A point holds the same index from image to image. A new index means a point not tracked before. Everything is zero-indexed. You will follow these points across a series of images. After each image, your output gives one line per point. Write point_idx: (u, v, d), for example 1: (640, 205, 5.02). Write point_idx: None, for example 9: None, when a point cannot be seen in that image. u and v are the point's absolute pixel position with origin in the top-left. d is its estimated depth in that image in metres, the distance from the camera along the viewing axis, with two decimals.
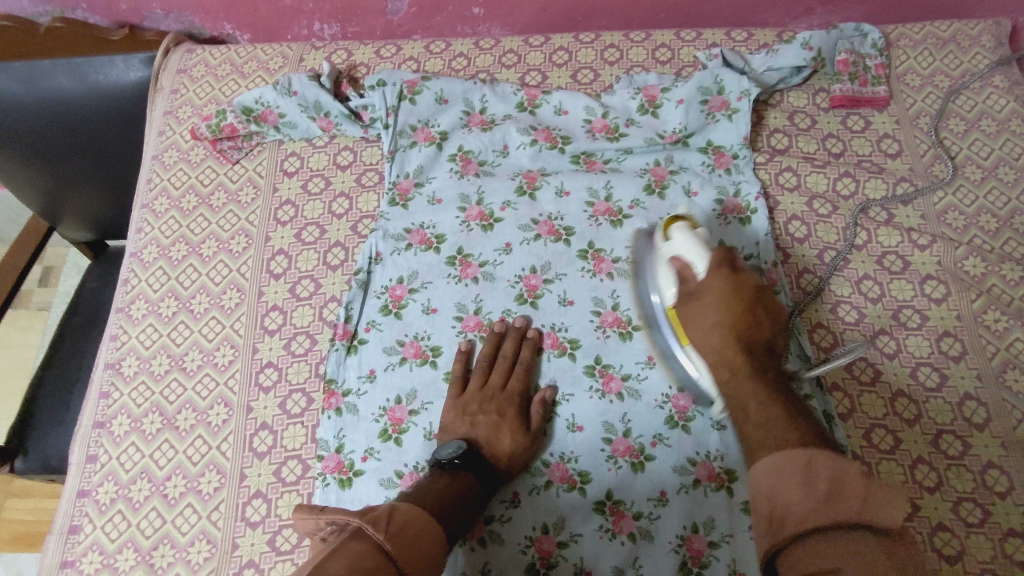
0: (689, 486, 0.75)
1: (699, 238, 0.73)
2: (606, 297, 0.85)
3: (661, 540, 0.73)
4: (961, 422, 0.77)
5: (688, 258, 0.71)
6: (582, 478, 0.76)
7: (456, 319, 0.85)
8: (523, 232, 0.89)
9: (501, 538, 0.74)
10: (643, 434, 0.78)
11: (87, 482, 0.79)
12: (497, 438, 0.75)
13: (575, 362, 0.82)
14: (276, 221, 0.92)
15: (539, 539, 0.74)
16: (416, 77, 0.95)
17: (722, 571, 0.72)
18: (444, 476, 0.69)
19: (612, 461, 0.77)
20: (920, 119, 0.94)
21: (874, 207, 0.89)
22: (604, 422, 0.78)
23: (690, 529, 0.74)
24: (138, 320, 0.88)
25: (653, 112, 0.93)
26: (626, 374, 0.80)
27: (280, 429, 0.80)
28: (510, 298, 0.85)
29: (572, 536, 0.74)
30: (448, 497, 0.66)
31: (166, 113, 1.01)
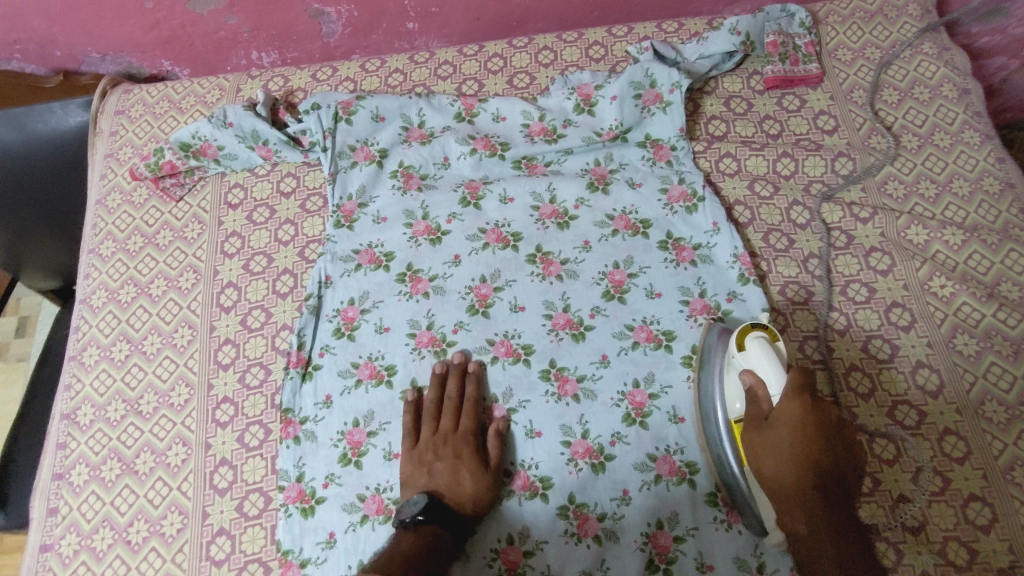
0: (650, 481, 0.75)
1: (777, 353, 0.69)
2: (556, 299, 0.85)
3: (626, 540, 0.73)
4: (915, 390, 0.77)
5: (762, 378, 0.69)
6: (543, 484, 0.76)
7: (409, 335, 0.84)
8: (471, 241, 0.89)
9: (466, 554, 0.74)
10: (602, 434, 0.78)
11: (50, 536, 0.78)
12: (457, 482, 0.75)
13: (529, 368, 0.81)
14: (224, 254, 0.92)
15: (505, 551, 0.74)
16: (350, 97, 0.95)
17: (689, 565, 0.72)
18: (407, 536, 0.69)
19: (572, 464, 0.77)
20: (854, 93, 0.95)
21: (815, 184, 0.90)
22: (562, 426, 0.78)
23: (655, 525, 0.74)
24: (90, 367, 0.87)
25: (589, 111, 0.94)
26: (581, 375, 0.80)
27: (239, 463, 0.80)
28: (462, 310, 0.85)
29: (538, 544, 0.74)
30: (416, 561, 0.66)
31: (106, 156, 1.01)
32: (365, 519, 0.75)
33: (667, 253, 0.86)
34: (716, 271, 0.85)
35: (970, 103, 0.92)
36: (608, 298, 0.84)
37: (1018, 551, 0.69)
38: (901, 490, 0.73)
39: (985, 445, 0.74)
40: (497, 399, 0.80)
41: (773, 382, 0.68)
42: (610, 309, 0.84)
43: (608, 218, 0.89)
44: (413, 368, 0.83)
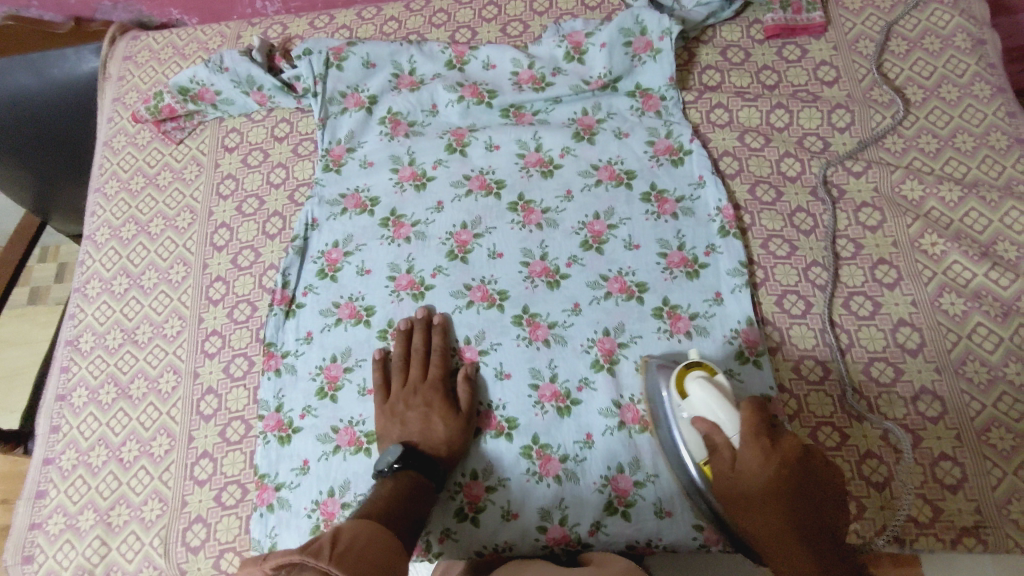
0: (614, 427, 0.76)
1: (722, 389, 0.67)
2: (534, 247, 0.85)
3: (586, 481, 0.74)
4: (894, 348, 0.75)
5: (715, 421, 0.66)
6: (509, 424, 0.78)
7: (389, 278, 0.86)
8: (454, 188, 0.89)
9: None
10: (569, 379, 0.78)
11: (52, 450, 0.84)
12: (430, 429, 0.76)
13: (503, 313, 0.82)
14: (219, 195, 0.95)
15: (468, 485, 0.76)
16: (341, 43, 0.96)
17: (647, 509, 0.73)
18: (387, 482, 0.71)
19: (539, 406, 0.78)
20: (859, 43, 0.90)
21: (809, 137, 0.87)
22: (531, 369, 0.79)
23: (615, 469, 0.74)
24: (93, 298, 0.92)
25: (580, 59, 0.92)
26: (553, 322, 0.81)
27: (224, 392, 0.84)
28: (441, 255, 0.86)
29: (500, 481, 0.76)
30: (399, 502, 0.69)
31: (113, 100, 1.05)
32: (337, 449, 0.78)
33: (649, 205, 0.85)
34: (697, 224, 0.84)
35: (983, 54, 0.87)
36: (586, 248, 0.84)
37: (984, 511, 0.68)
38: (868, 445, 0.72)
39: (961, 406, 0.72)
40: (469, 342, 0.82)
41: (727, 423, 0.65)
42: (586, 259, 0.84)
43: (592, 168, 0.88)
44: (391, 309, 0.85)
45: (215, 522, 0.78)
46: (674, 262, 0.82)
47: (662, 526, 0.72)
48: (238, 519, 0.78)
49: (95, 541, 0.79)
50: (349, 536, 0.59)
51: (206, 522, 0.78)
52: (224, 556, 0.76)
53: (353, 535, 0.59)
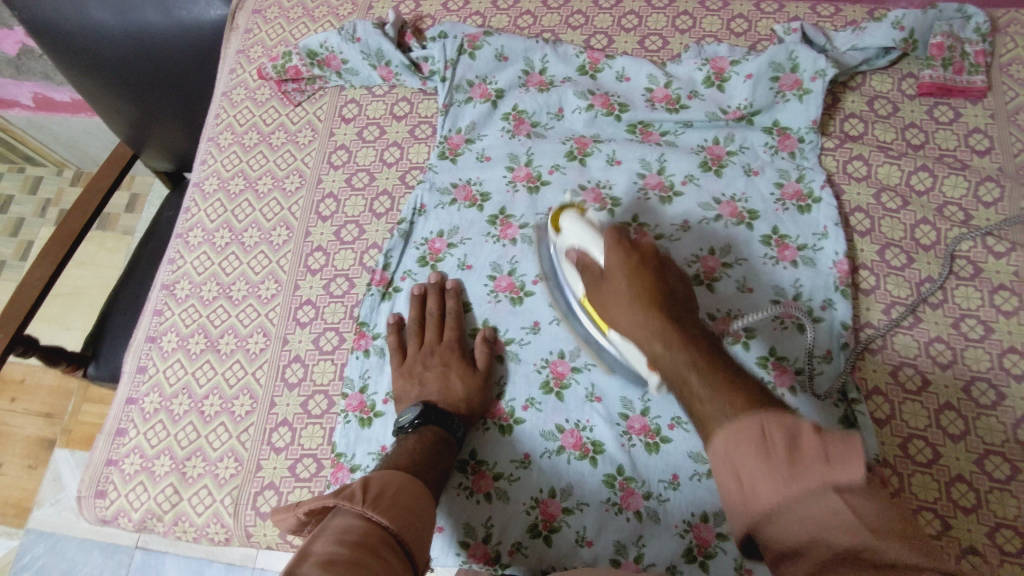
0: (702, 473, 0.74)
1: (587, 222, 0.72)
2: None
3: (667, 523, 0.73)
4: (1012, 444, 0.71)
5: (584, 246, 0.70)
6: (594, 448, 0.76)
7: (489, 277, 0.84)
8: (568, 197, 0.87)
9: (506, 496, 0.75)
10: (662, 415, 0.76)
11: (136, 390, 0.85)
12: (448, 386, 0.77)
13: None
14: (330, 164, 0.94)
15: (545, 502, 0.74)
16: (478, 31, 0.95)
17: (727, 563, 0.71)
18: (410, 438, 0.71)
19: (626, 437, 0.76)
20: (1019, 116, 0.85)
21: (950, 207, 0.82)
22: (624, 397, 0.78)
23: (698, 516, 0.72)
24: (193, 246, 0.93)
25: (719, 86, 0.89)
26: None
27: (311, 363, 0.84)
28: (546, 264, 0.84)
29: (578, 504, 0.74)
30: (421, 453, 0.69)
31: (237, 51, 1.04)
32: None
33: (768, 250, 0.82)
34: (816, 276, 0.80)
35: None
36: (696, 283, 0.81)
37: None
38: (973, 542, 0.68)
39: None
40: (563, 356, 0.80)
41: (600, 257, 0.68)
42: (695, 294, 0.81)
43: (714, 202, 0.85)
44: (487, 310, 0.83)
45: (287, 492, 0.78)
46: (787, 312, 0.79)
47: None
48: (310, 494, 0.77)
49: (168, 488, 0.79)
50: (379, 484, 0.59)
51: (278, 491, 0.78)
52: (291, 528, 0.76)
53: (383, 484, 0.60)
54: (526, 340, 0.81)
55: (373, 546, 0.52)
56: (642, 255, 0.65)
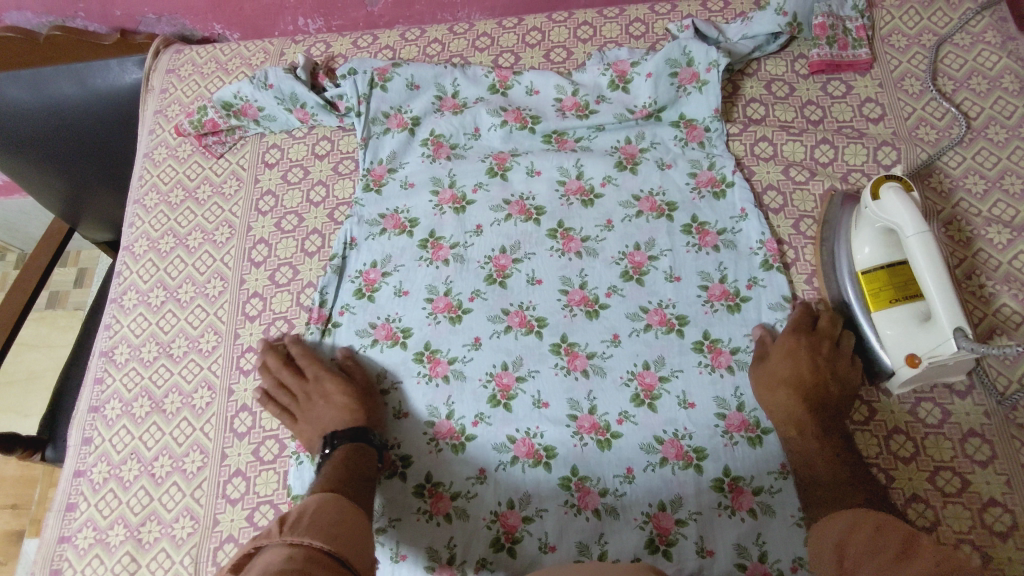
0: (655, 463, 0.75)
1: (912, 200, 0.71)
2: (574, 276, 0.84)
3: (626, 517, 0.74)
4: (941, 389, 0.75)
5: (897, 223, 0.70)
6: (547, 453, 0.77)
7: (427, 300, 0.85)
8: (494, 212, 0.89)
9: (466, 514, 0.75)
10: (609, 411, 0.77)
11: (83, 463, 0.84)
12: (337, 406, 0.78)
13: (541, 340, 0.81)
14: (258, 211, 0.95)
15: (505, 514, 0.75)
16: (386, 64, 0.97)
17: (689, 548, 0.72)
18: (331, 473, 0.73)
19: (578, 437, 0.77)
20: (905, 82, 0.90)
21: (854, 173, 0.86)
22: (570, 399, 0.79)
23: (656, 506, 0.73)
24: (129, 309, 0.92)
25: (624, 88, 0.93)
26: (592, 351, 0.80)
27: (259, 410, 0.83)
28: (480, 279, 0.85)
29: (538, 511, 0.75)
30: (340, 471, 0.71)
31: (156, 112, 1.06)
32: None
33: (690, 238, 0.85)
34: (739, 256, 0.83)
35: None
36: (626, 278, 0.84)
37: None
38: (915, 490, 0.71)
39: (1011, 451, 0.71)
40: (507, 367, 0.81)
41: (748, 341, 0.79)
42: (626, 290, 0.83)
43: (633, 199, 0.88)
44: (428, 332, 0.83)
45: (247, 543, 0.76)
46: (716, 295, 0.81)
47: (704, 566, 0.71)
48: None
49: (125, 557, 0.78)
50: (298, 512, 0.60)
51: (237, 543, 0.77)
52: None
53: (301, 512, 0.60)
54: (469, 357, 0.81)
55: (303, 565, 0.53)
56: (815, 344, 0.75)
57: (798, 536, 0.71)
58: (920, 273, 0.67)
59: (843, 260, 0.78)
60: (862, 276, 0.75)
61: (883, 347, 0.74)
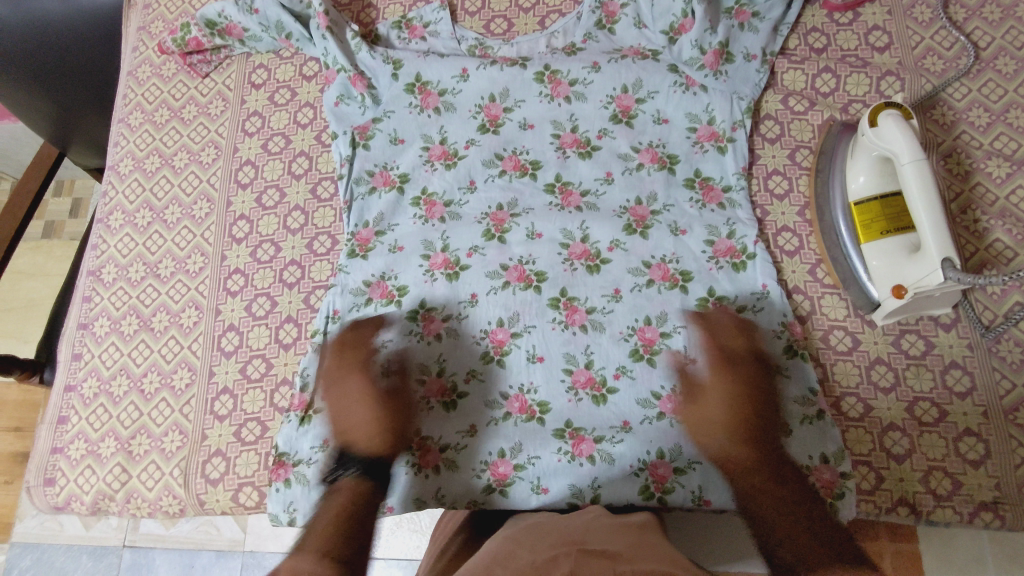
0: (652, 417, 0.74)
1: (910, 126, 0.69)
2: (578, 353, 0.78)
3: (621, 464, 0.73)
4: (926, 321, 0.75)
5: (893, 150, 0.69)
6: (540, 408, 0.76)
7: (423, 257, 0.83)
8: (490, 279, 0.81)
9: (455, 465, 0.75)
10: (606, 366, 0.77)
11: (74, 378, 0.85)
12: (373, 437, 0.74)
13: (539, 295, 0.80)
14: (245, 131, 0.93)
15: (495, 464, 0.74)
16: (367, 121, 0.90)
17: (685, 497, 0.72)
18: (341, 494, 0.68)
19: (572, 393, 0.76)
20: (915, 8, 0.87)
21: (854, 104, 0.84)
22: (566, 354, 0.78)
23: (654, 454, 0.73)
24: (116, 230, 0.91)
25: (610, 30, 0.91)
26: (591, 307, 0.79)
27: (246, 330, 0.84)
28: (477, 235, 0.83)
29: (529, 459, 0.74)
30: (352, 506, 0.67)
31: (138, 28, 1.02)
32: None
33: (693, 193, 0.83)
34: (743, 213, 0.81)
35: None
36: (629, 232, 0.82)
37: (1004, 488, 0.68)
38: (891, 418, 0.72)
39: (991, 384, 0.71)
40: (501, 324, 0.79)
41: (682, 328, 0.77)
42: (629, 244, 0.81)
43: (633, 151, 0.85)
44: (417, 418, 0.77)
45: (234, 457, 0.78)
46: (721, 251, 0.80)
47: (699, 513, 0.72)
48: (258, 455, 0.78)
49: (116, 468, 0.79)
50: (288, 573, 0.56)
51: (225, 456, 0.78)
52: (243, 490, 0.77)
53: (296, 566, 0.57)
54: (462, 445, 0.75)
55: None
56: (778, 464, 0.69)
57: None
58: (913, 202, 0.66)
59: (837, 194, 0.77)
60: (854, 207, 0.74)
61: (870, 279, 0.73)
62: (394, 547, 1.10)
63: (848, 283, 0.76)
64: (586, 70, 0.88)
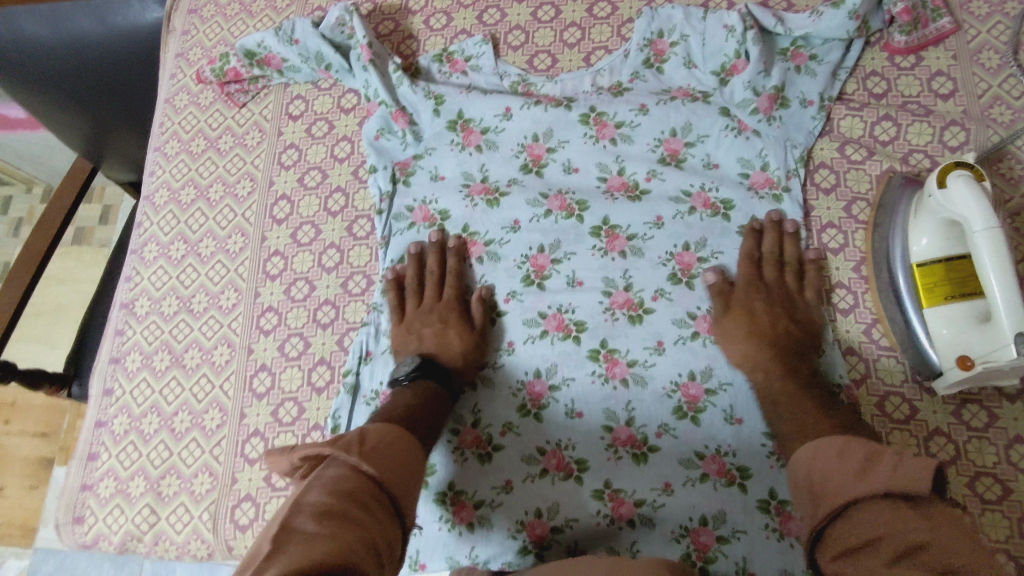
0: (695, 479, 0.71)
1: (983, 189, 0.65)
2: (619, 409, 0.75)
3: (662, 529, 0.70)
4: (990, 391, 0.71)
5: (962, 213, 0.65)
6: (578, 466, 0.73)
7: (460, 301, 0.81)
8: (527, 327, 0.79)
9: (490, 522, 0.72)
10: (648, 424, 0.74)
11: (105, 413, 0.84)
12: (444, 342, 0.77)
13: (579, 346, 0.78)
14: (281, 165, 0.92)
15: (530, 524, 0.71)
16: (407, 156, 0.88)
17: (729, 567, 0.68)
18: (405, 391, 0.71)
19: (612, 450, 0.73)
20: (982, 54, 0.82)
21: (916, 154, 0.80)
22: (606, 409, 0.75)
23: (697, 521, 0.70)
24: (150, 262, 0.91)
25: (658, 68, 0.88)
26: (632, 360, 0.76)
27: (278, 371, 0.82)
28: (516, 280, 0.81)
29: (567, 521, 0.71)
30: (419, 403, 0.68)
31: (176, 55, 1.01)
32: None
33: (745, 241, 0.79)
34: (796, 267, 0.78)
35: None
36: (674, 282, 0.79)
37: None
38: (951, 494, 0.68)
39: None
40: (539, 375, 0.77)
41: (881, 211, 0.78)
42: (674, 294, 0.78)
43: (683, 195, 0.82)
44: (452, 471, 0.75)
45: (264, 503, 0.77)
46: None
47: None
48: (288, 502, 0.77)
49: (145, 509, 0.78)
50: (375, 435, 0.56)
51: (255, 502, 0.77)
52: None
53: (375, 435, 0.56)
54: (497, 501, 0.73)
55: (364, 497, 0.49)
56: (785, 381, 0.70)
57: None
58: (984, 272, 0.63)
59: (897, 253, 0.73)
60: (916, 269, 0.71)
61: (932, 344, 0.70)
62: None
63: (909, 347, 0.72)
64: (633, 111, 0.85)
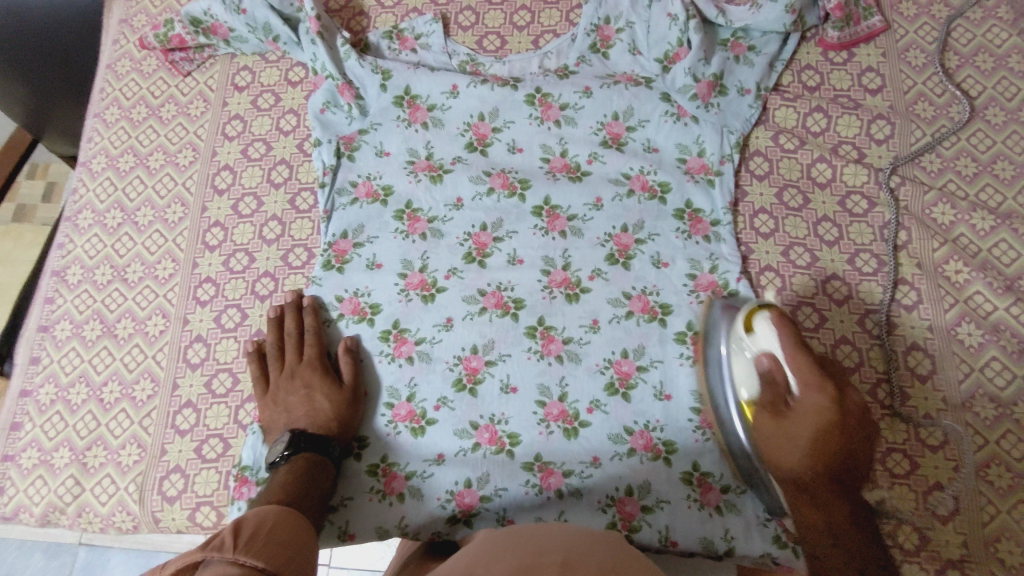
0: (623, 453, 0.73)
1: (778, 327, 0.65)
2: (553, 384, 0.76)
3: (589, 499, 0.72)
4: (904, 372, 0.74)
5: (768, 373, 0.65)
6: (510, 441, 0.74)
7: (399, 275, 0.81)
8: (466, 304, 0.79)
9: (421, 493, 0.73)
10: (579, 400, 0.75)
11: (30, 383, 0.82)
12: (312, 407, 0.73)
13: (516, 322, 0.78)
14: (225, 135, 0.91)
15: (460, 493, 0.72)
16: (353, 131, 0.88)
17: (652, 536, 0.70)
18: (280, 472, 0.68)
19: (544, 425, 0.74)
20: (909, 53, 0.87)
21: (845, 146, 0.84)
22: (540, 385, 0.76)
23: (623, 491, 0.71)
24: (84, 229, 0.88)
25: (604, 54, 0.89)
26: (568, 337, 0.77)
27: (213, 342, 0.81)
28: (457, 257, 0.81)
29: (496, 490, 0.72)
30: (295, 484, 0.66)
31: (121, 20, 0.99)
32: None
33: (681, 224, 0.81)
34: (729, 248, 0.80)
35: None
36: (611, 262, 0.80)
37: (970, 547, 0.67)
38: None
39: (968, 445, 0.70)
40: (476, 350, 0.77)
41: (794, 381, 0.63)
42: (611, 274, 0.80)
43: (623, 177, 0.83)
44: (386, 442, 0.75)
45: (194, 474, 0.76)
46: (702, 285, 0.78)
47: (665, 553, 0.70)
48: (217, 474, 0.76)
49: (69, 480, 0.76)
50: (253, 523, 0.51)
51: (184, 473, 0.76)
52: (200, 509, 0.74)
53: (255, 522, 0.52)
54: (428, 473, 0.73)
55: None
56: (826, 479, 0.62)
57: (767, 535, 0.69)
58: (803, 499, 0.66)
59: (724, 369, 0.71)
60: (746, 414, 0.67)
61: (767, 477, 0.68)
62: (359, 556, 1.03)
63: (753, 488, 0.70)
64: (578, 94, 0.86)
